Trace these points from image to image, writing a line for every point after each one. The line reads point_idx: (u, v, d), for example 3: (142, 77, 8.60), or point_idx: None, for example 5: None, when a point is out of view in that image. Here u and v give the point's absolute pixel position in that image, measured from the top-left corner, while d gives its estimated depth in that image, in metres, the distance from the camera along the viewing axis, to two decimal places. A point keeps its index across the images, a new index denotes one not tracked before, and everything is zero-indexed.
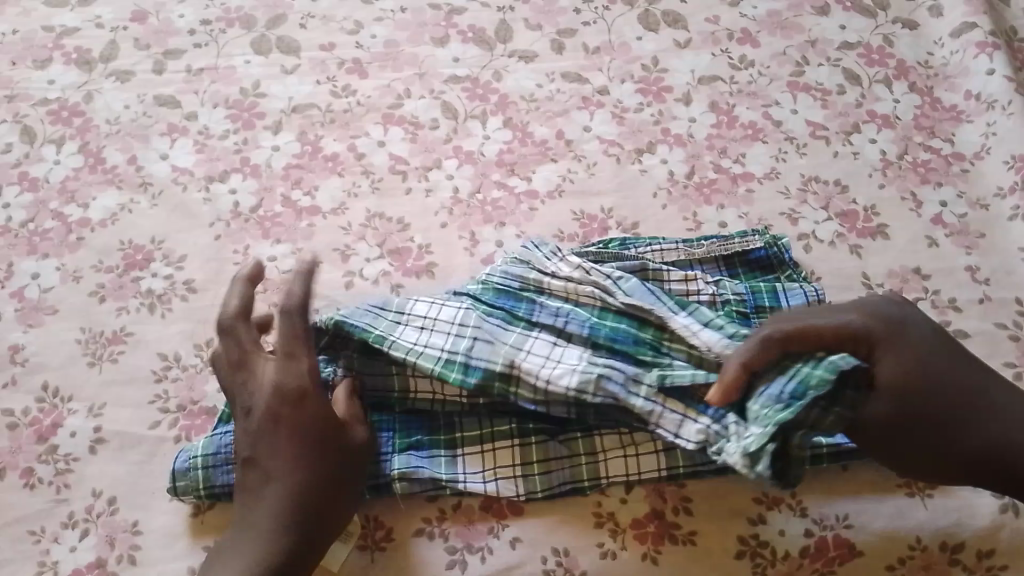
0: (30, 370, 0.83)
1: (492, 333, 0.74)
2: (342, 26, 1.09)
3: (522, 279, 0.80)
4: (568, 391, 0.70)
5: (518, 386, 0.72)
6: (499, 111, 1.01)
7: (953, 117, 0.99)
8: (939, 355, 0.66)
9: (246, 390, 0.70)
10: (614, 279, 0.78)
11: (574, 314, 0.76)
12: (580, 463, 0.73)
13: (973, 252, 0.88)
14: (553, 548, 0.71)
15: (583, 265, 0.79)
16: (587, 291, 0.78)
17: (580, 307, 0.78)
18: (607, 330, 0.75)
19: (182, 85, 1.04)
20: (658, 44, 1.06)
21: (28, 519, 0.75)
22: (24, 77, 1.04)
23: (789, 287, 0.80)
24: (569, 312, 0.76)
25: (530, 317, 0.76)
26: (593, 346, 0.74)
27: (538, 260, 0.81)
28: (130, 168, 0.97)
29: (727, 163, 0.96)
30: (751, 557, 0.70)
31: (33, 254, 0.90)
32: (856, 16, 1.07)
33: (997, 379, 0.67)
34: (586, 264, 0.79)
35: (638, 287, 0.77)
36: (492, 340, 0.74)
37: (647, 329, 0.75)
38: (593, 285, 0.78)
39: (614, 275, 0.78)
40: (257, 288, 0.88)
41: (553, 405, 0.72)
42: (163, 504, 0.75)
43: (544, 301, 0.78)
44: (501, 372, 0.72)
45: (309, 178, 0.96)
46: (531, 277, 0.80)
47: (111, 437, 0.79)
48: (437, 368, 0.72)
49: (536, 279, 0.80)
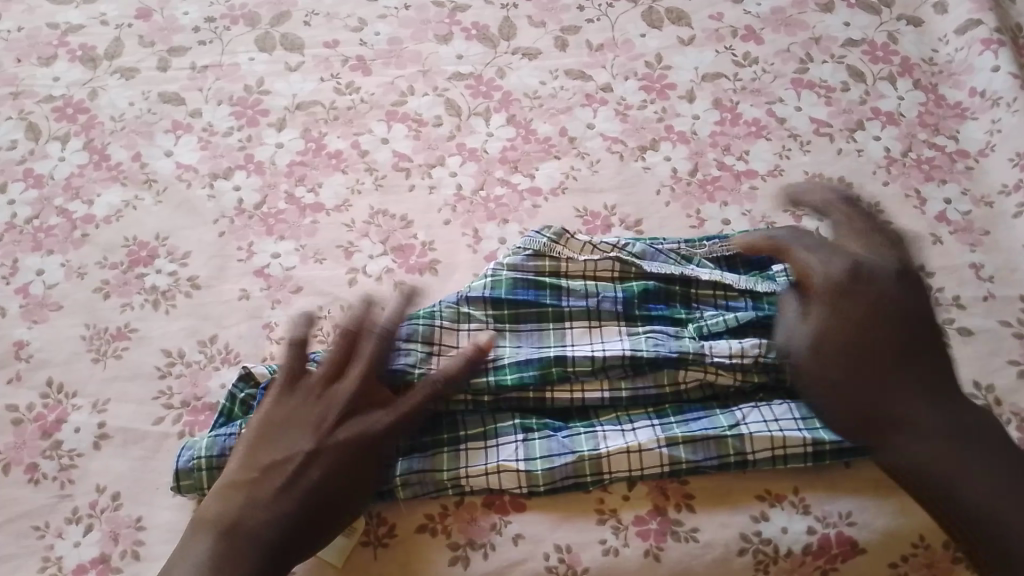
0: (34, 366, 0.84)
1: (533, 344, 0.77)
2: (346, 23, 1.09)
3: (537, 269, 0.81)
4: (624, 354, 0.74)
5: (574, 364, 0.74)
6: (502, 109, 1.01)
7: (958, 114, 0.98)
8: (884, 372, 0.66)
9: (320, 388, 0.70)
10: (621, 247, 0.82)
11: (603, 292, 0.79)
12: (583, 459, 0.72)
13: (976, 250, 0.88)
14: (556, 545, 0.71)
15: (591, 243, 0.81)
16: (605, 264, 0.81)
17: (600, 283, 0.80)
18: (640, 297, 0.79)
19: (187, 83, 1.04)
20: (662, 42, 1.06)
21: (33, 514, 0.75)
22: (29, 74, 1.05)
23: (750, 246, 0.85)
24: (597, 291, 0.79)
25: (559, 306, 0.78)
26: (629, 321, 0.78)
27: (552, 244, 0.81)
28: (135, 165, 0.97)
29: (731, 160, 0.96)
30: (753, 554, 0.70)
31: (38, 251, 0.91)
32: (860, 13, 1.07)
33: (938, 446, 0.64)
34: (593, 240, 0.82)
35: (647, 263, 0.81)
36: (539, 347, 0.77)
37: (673, 285, 0.80)
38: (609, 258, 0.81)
39: (620, 245, 0.82)
40: (260, 285, 0.88)
41: (594, 391, 0.75)
42: (166, 500, 0.76)
43: (569, 285, 0.80)
44: (555, 357, 0.74)
45: (313, 175, 0.97)
46: (545, 264, 0.81)
47: (116, 433, 0.79)
48: (492, 377, 0.74)
49: (552, 263, 0.81)
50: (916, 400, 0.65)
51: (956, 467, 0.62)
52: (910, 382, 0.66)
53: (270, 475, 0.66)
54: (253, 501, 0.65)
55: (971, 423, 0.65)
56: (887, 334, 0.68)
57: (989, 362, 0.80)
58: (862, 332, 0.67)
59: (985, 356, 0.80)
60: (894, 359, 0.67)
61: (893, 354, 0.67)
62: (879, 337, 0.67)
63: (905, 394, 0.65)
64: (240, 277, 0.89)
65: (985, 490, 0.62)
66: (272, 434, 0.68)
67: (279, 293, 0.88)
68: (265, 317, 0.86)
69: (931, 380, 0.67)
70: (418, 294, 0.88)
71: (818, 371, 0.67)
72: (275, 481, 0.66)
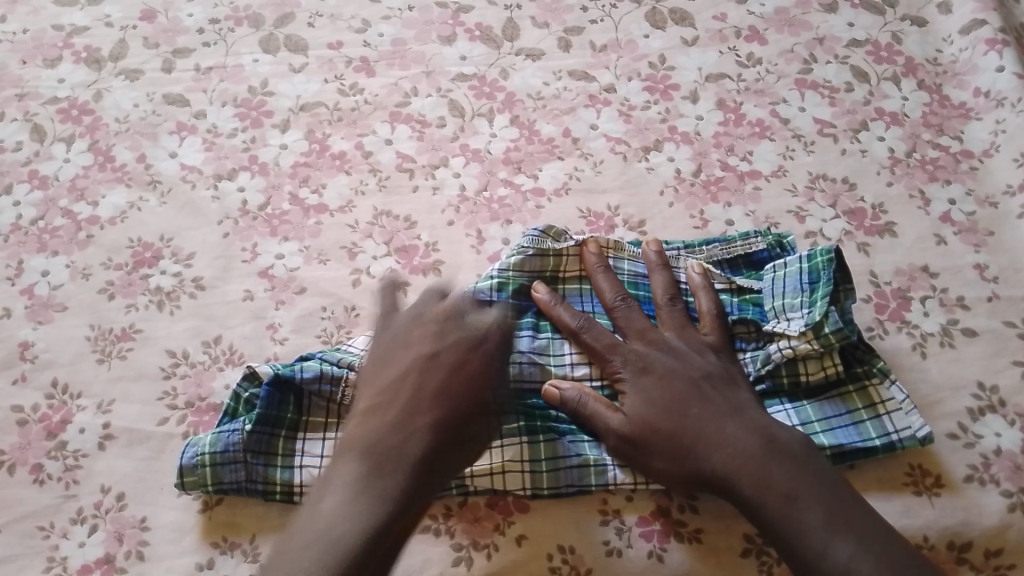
0: (40, 367, 0.84)
1: (532, 354, 0.77)
2: (350, 24, 1.09)
3: (539, 268, 0.82)
4: None
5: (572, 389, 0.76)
6: (506, 110, 1.01)
7: (962, 114, 0.98)
8: (727, 421, 0.69)
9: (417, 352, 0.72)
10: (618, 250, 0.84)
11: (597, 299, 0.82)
12: (588, 464, 0.73)
13: (981, 250, 0.87)
14: (559, 546, 0.71)
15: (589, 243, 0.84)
16: None
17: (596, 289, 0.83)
18: None
19: (191, 84, 1.04)
20: (666, 42, 1.06)
21: (38, 514, 0.76)
22: (34, 76, 1.05)
23: (754, 246, 0.84)
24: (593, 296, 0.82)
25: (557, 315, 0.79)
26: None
27: (551, 240, 0.83)
28: (140, 166, 0.98)
29: (735, 161, 0.95)
30: (757, 555, 0.70)
31: (43, 252, 0.91)
32: (864, 13, 1.07)
33: (785, 495, 0.64)
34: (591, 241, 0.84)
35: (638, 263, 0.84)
36: (537, 361, 0.77)
37: None
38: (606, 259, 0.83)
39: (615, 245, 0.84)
40: (264, 286, 0.89)
41: None
42: (170, 500, 0.76)
43: (567, 292, 0.82)
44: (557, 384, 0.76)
45: (317, 175, 0.97)
46: (548, 264, 0.82)
47: (120, 433, 0.80)
48: None
49: (554, 261, 0.82)
50: (746, 445, 0.67)
51: (787, 514, 0.64)
52: (720, 432, 0.68)
53: (385, 432, 0.67)
54: (377, 455, 0.65)
55: (808, 460, 0.67)
56: (691, 387, 0.71)
57: (993, 363, 0.80)
58: (693, 387, 0.71)
59: (988, 356, 0.80)
60: (714, 409, 0.70)
61: (685, 407, 0.70)
62: (680, 399, 0.70)
63: (726, 445, 0.68)
64: (244, 278, 0.89)
65: (816, 530, 0.63)
66: (373, 397, 0.70)
67: (283, 294, 0.88)
68: (269, 317, 0.87)
69: (760, 426, 0.69)
70: None
71: (659, 421, 0.70)
72: (390, 441, 0.66)
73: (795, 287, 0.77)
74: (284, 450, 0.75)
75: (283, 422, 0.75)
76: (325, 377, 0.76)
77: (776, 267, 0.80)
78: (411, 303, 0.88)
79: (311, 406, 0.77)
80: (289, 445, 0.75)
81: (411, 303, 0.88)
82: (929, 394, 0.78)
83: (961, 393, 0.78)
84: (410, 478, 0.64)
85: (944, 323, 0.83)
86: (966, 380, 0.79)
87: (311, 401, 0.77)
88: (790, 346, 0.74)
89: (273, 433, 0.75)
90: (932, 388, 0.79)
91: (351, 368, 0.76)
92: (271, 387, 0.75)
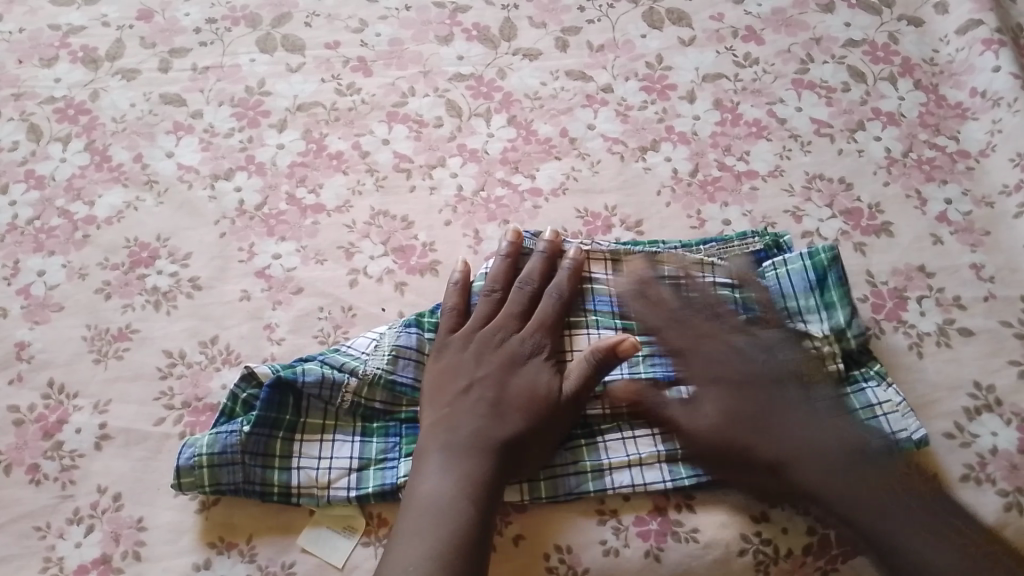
0: (36, 367, 0.84)
1: None
2: (347, 24, 1.09)
3: None
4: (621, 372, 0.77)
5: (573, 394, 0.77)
6: (503, 109, 1.01)
7: (958, 114, 0.98)
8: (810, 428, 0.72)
9: (482, 350, 0.75)
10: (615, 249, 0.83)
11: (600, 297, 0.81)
12: (585, 468, 0.73)
13: (978, 249, 0.88)
14: (556, 546, 0.71)
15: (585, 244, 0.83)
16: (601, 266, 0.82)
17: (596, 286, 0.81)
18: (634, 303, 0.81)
19: (188, 84, 1.04)
20: (663, 42, 1.06)
21: (34, 514, 0.75)
22: (30, 76, 1.05)
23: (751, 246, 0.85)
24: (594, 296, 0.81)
25: None
26: (626, 327, 0.79)
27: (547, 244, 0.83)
28: (136, 166, 0.98)
29: (732, 161, 0.96)
30: (754, 554, 0.70)
31: (39, 252, 0.91)
32: (861, 13, 1.07)
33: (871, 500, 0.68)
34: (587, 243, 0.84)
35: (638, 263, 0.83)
36: None
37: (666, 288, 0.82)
38: (604, 259, 0.83)
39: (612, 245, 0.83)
40: (261, 286, 0.89)
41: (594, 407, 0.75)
42: (167, 500, 0.76)
43: None
44: None
45: (314, 175, 0.97)
46: None
47: (117, 434, 0.80)
48: None
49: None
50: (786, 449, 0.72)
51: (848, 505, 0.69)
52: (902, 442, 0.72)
53: (457, 415, 0.71)
54: (457, 438, 0.70)
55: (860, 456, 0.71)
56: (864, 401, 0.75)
57: (989, 362, 0.80)
58: (767, 394, 0.74)
59: (984, 356, 0.80)
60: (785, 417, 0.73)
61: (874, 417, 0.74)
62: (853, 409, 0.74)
63: (785, 442, 0.72)
64: (241, 278, 0.89)
65: (893, 533, 0.66)
66: (443, 381, 0.74)
67: (280, 294, 0.88)
68: (266, 317, 0.87)
69: (808, 427, 0.72)
70: (419, 295, 0.88)
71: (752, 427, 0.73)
72: (464, 421, 0.71)
73: (804, 284, 0.79)
74: (282, 451, 0.75)
75: (281, 424, 0.75)
76: (327, 381, 0.76)
77: (772, 266, 0.81)
78: (408, 303, 0.88)
79: (309, 408, 0.76)
80: (287, 446, 0.75)
81: (408, 303, 0.88)
82: (925, 394, 0.78)
83: (958, 393, 0.78)
84: (489, 463, 0.68)
85: (940, 323, 0.83)
86: (962, 380, 0.79)
87: (310, 403, 0.76)
88: (813, 346, 0.77)
89: (271, 434, 0.75)
90: (929, 387, 0.79)
91: (352, 373, 0.76)
92: (271, 390, 0.75)
